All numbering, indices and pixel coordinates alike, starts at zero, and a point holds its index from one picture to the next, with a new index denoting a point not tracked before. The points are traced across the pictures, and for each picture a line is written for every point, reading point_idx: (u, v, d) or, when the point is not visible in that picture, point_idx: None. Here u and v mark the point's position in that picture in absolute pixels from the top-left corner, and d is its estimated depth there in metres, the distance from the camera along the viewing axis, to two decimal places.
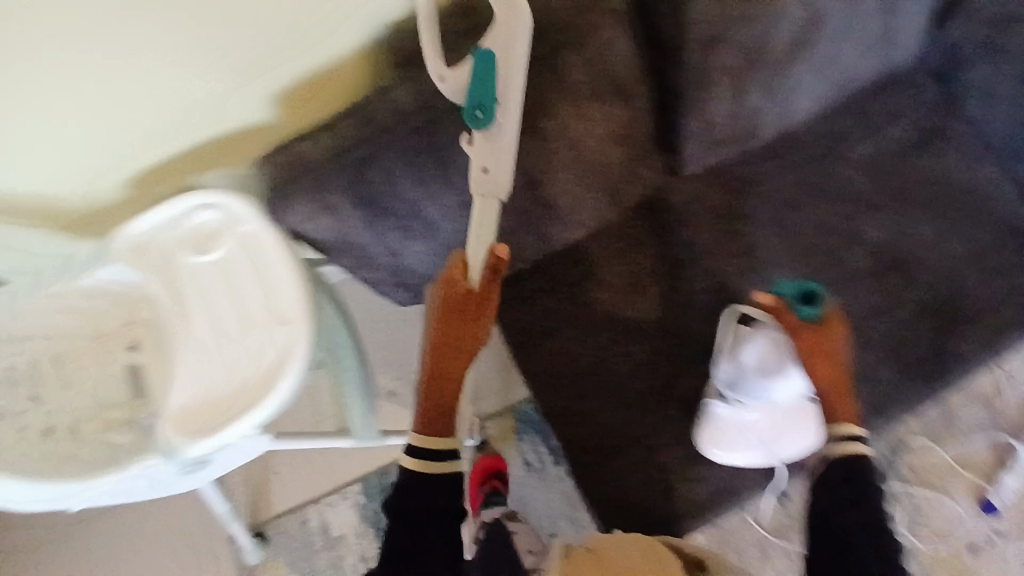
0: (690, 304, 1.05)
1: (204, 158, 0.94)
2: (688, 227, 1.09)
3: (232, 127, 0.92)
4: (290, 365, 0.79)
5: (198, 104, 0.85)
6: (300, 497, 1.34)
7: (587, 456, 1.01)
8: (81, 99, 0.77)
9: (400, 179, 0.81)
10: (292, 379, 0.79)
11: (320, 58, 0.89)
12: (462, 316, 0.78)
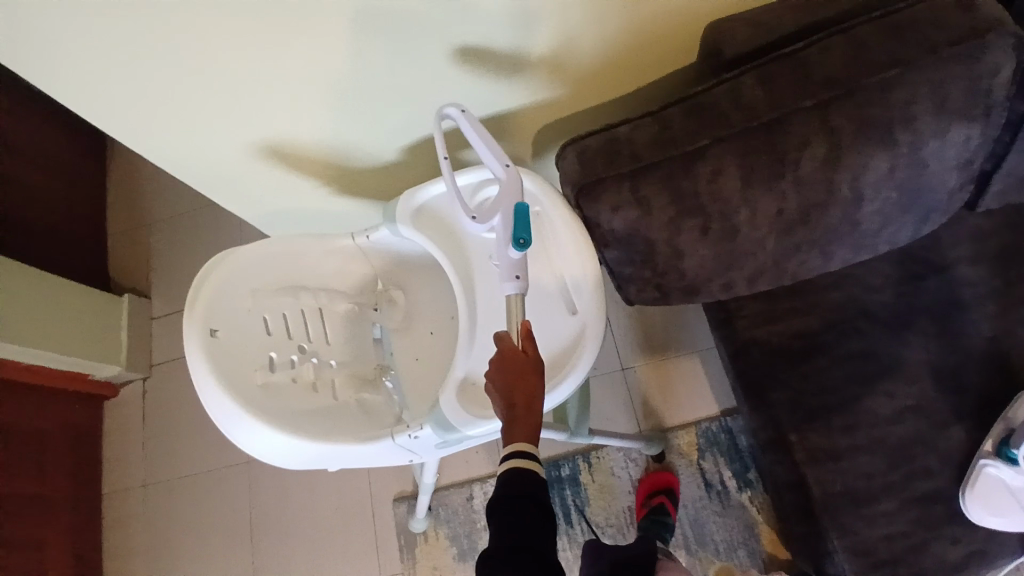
0: (967, 352, 0.92)
1: (499, 123, 0.94)
2: (972, 268, 0.96)
3: (539, 99, 0.91)
4: (581, 356, 0.75)
5: (515, 72, 0.84)
6: (465, 473, 1.33)
7: (825, 494, 0.90)
8: (423, 55, 0.75)
9: (727, 178, 0.74)
10: (584, 368, 0.75)
11: (651, 39, 0.85)
12: (516, 377, 0.68)
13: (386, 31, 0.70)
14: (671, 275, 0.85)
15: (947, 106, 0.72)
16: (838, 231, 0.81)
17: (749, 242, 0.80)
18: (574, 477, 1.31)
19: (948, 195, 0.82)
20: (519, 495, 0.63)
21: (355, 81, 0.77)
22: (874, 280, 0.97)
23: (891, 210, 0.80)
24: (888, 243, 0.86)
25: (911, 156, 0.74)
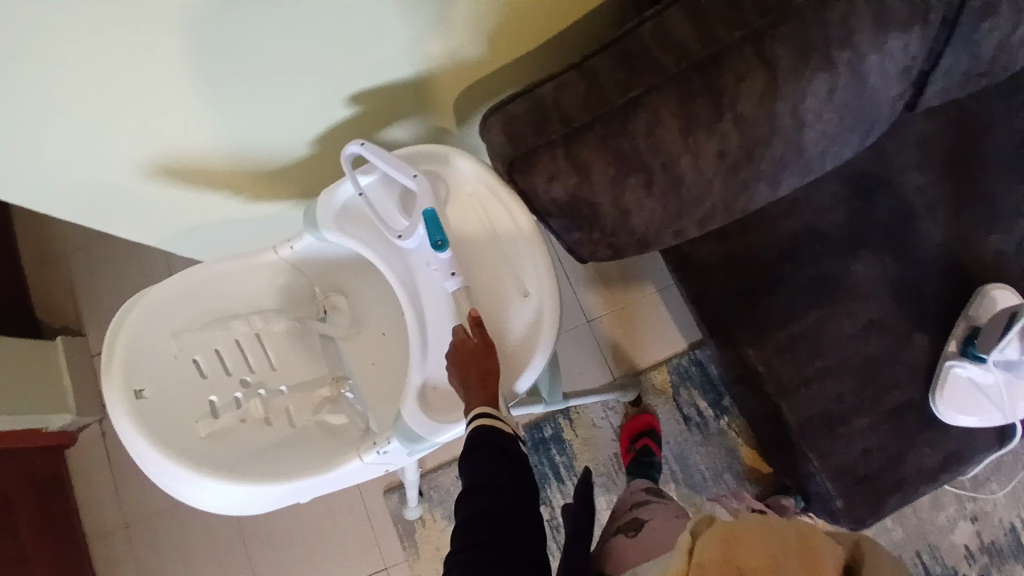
0: (918, 259, 0.92)
1: (412, 95, 0.86)
2: (916, 174, 0.95)
3: (452, 63, 0.83)
4: (540, 343, 0.71)
5: (423, 41, 0.76)
6: (450, 452, 1.31)
7: (803, 422, 0.90)
8: (317, 40, 0.67)
9: (666, 129, 0.69)
10: (545, 353, 0.71)
11: None
12: (469, 362, 0.67)
13: (269, 21, 0.61)
14: (621, 237, 0.79)
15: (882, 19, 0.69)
16: (785, 162, 0.77)
17: (698, 190, 0.76)
18: (559, 437, 1.31)
19: (892, 107, 0.79)
20: (491, 443, 0.63)
21: (243, 80, 0.68)
22: (824, 201, 0.95)
23: (839, 131, 0.77)
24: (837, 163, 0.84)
25: (851, 75, 0.70)
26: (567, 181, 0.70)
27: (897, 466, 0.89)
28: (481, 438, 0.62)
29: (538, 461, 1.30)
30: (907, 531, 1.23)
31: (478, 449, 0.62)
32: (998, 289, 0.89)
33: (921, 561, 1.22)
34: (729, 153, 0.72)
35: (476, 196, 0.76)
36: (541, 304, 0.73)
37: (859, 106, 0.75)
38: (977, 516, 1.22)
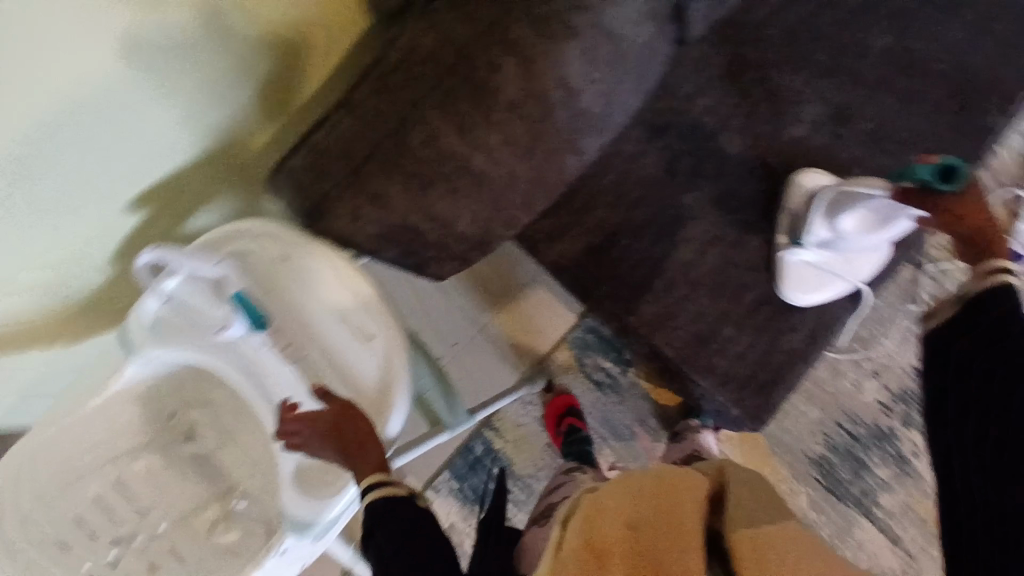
0: (729, 170, 0.99)
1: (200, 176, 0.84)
2: (704, 95, 1.01)
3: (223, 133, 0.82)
4: (396, 379, 0.69)
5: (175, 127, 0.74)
6: None
7: (681, 352, 0.94)
8: (55, 173, 0.65)
9: (443, 136, 0.69)
10: (405, 388, 0.69)
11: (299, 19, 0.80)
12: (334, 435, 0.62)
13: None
14: (451, 246, 0.78)
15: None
16: (578, 125, 0.78)
17: (505, 177, 0.74)
18: (491, 449, 1.30)
19: (650, 45, 0.84)
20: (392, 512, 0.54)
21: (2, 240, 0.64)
22: (632, 147, 1.00)
23: (610, 82, 0.80)
24: (623, 111, 0.88)
25: (594, 31, 0.74)
26: (366, 211, 0.70)
27: (772, 358, 0.94)
28: (383, 494, 0.55)
29: (479, 480, 1.28)
30: (822, 408, 1.25)
31: (377, 510, 0.54)
32: (804, 173, 0.96)
33: (844, 431, 1.24)
34: (514, 135, 0.73)
35: (286, 258, 0.74)
36: (388, 348, 0.71)
37: (618, 55, 0.78)
38: (878, 370, 1.25)
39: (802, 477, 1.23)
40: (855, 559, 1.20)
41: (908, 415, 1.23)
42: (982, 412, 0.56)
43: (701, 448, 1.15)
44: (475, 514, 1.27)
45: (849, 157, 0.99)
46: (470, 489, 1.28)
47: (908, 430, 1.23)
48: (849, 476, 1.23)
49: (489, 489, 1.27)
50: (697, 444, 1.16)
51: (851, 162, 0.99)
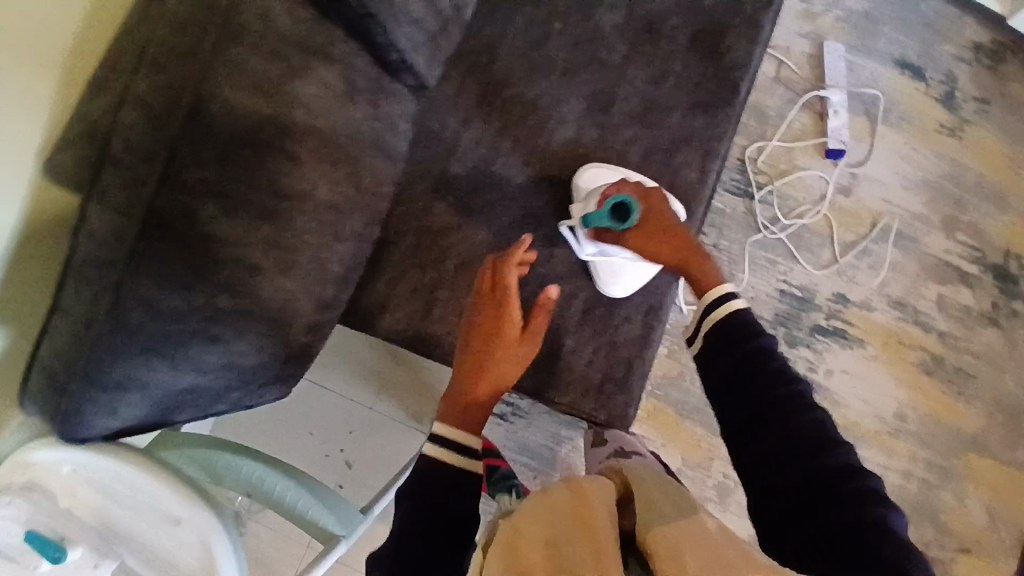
0: (515, 190, 0.99)
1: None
2: (467, 128, 1.01)
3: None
4: (215, 554, 0.69)
5: None
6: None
7: (529, 379, 0.95)
8: None
9: (167, 300, 0.67)
10: (227, 559, 0.69)
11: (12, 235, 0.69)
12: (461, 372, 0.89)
13: None
14: (244, 374, 0.80)
15: (272, 76, 0.69)
16: (324, 225, 0.80)
17: (265, 301, 0.76)
18: None
19: (373, 118, 0.83)
20: None
21: None
22: (419, 203, 0.99)
23: (342, 172, 0.80)
24: (380, 184, 0.88)
25: (293, 135, 0.72)
26: (139, 395, 0.69)
27: (617, 352, 0.95)
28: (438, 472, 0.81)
29: None
30: None
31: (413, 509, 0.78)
32: (583, 173, 0.98)
33: None
34: (254, 264, 0.73)
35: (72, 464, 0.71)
36: (198, 526, 0.69)
37: (337, 147, 0.77)
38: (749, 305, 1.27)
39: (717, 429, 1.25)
40: None
41: (792, 335, 1.26)
42: (763, 437, 0.67)
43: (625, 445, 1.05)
44: None
45: (621, 137, 1.01)
46: None
47: (797, 348, 1.25)
48: None
49: None
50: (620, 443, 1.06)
51: (625, 142, 1.01)
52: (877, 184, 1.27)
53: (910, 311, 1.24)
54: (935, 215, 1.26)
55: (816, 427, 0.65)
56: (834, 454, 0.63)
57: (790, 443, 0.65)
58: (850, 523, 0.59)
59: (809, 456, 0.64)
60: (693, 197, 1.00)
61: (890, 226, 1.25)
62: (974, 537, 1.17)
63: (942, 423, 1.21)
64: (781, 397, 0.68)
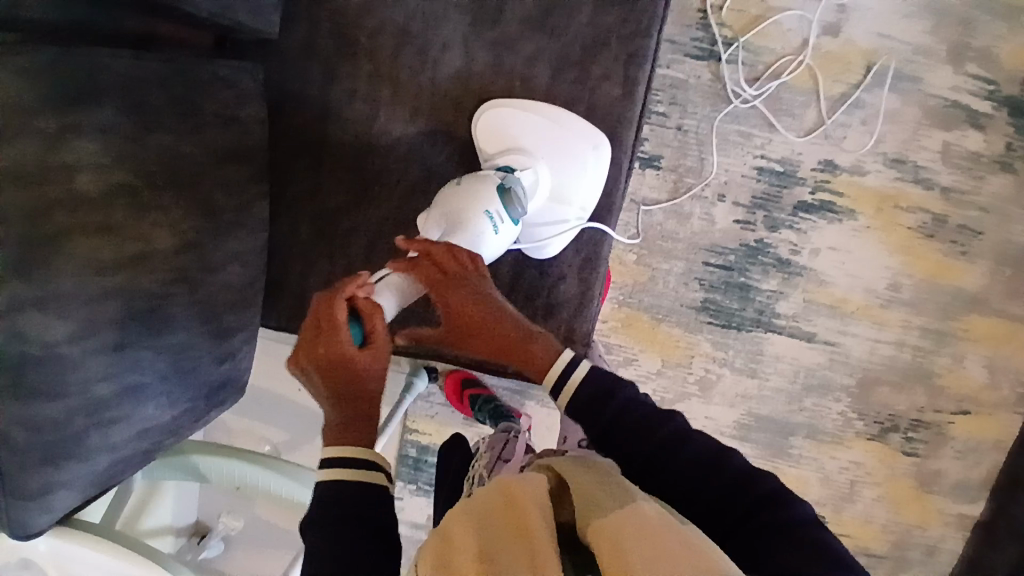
0: (408, 147, 0.85)
1: None
2: (336, 80, 0.84)
3: None
4: None
5: None
6: None
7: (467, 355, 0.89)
8: None
9: (41, 404, 0.63)
10: None
11: None
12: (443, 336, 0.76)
13: None
14: (167, 429, 0.79)
15: (40, 150, 0.58)
16: (188, 272, 0.72)
17: (154, 368, 0.72)
18: (426, 445, 1.27)
19: (198, 138, 0.71)
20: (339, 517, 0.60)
21: None
22: (303, 186, 0.86)
23: (183, 210, 0.70)
24: (240, 194, 0.77)
25: (94, 206, 0.62)
26: (64, 497, 0.69)
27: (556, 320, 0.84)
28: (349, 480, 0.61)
29: (429, 474, 1.27)
30: (683, 257, 1.14)
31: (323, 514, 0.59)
32: (479, 116, 0.82)
33: (714, 266, 1.14)
34: (119, 343, 0.67)
35: (54, 554, 0.74)
36: None
37: (159, 192, 0.68)
38: (722, 192, 1.12)
39: (695, 327, 1.16)
40: (776, 370, 1.16)
41: (772, 218, 1.12)
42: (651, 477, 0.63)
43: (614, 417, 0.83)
44: None
45: (522, 57, 0.82)
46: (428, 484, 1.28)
47: (779, 231, 1.12)
48: (738, 303, 1.15)
49: None
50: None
51: (527, 61, 0.82)
52: (866, 15, 1.08)
53: (910, 169, 1.09)
54: (937, 47, 1.07)
55: (684, 439, 0.63)
56: (709, 455, 0.61)
57: (669, 471, 0.62)
58: (752, 508, 0.57)
59: (696, 472, 0.60)
60: (618, 115, 0.81)
61: (887, 67, 1.08)
62: (972, 397, 1.12)
63: (941, 286, 1.10)
64: (646, 423, 0.65)
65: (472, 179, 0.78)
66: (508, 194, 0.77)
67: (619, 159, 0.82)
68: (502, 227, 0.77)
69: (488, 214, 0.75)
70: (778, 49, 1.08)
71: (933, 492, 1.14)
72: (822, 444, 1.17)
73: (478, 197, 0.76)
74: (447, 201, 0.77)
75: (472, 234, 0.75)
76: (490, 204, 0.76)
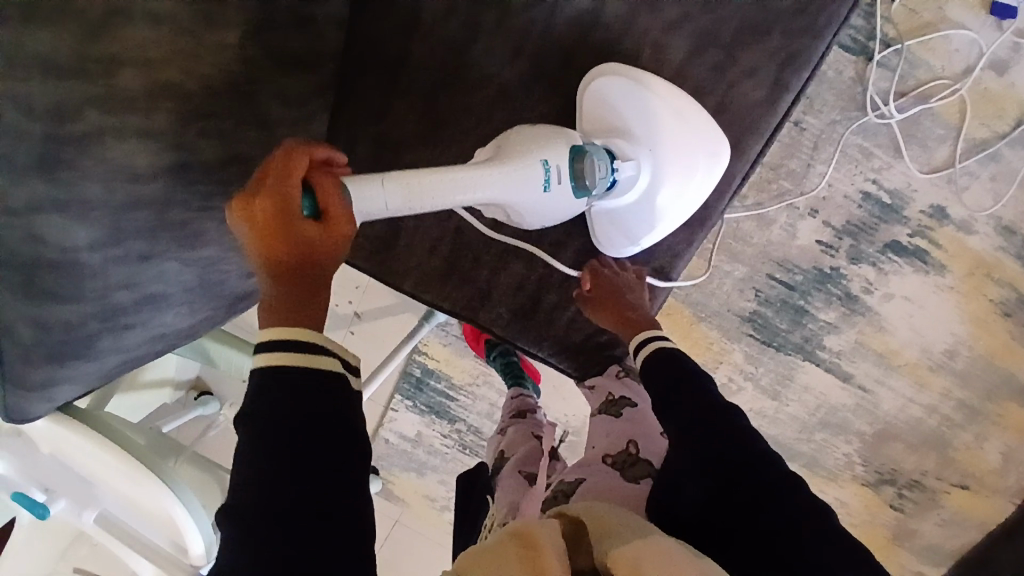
0: (499, 91, 0.73)
1: None
2: None
3: None
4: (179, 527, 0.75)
5: None
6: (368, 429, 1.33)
7: (503, 326, 0.82)
8: None
9: (53, 304, 0.57)
10: (193, 531, 0.76)
11: None
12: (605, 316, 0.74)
13: None
14: (183, 333, 0.74)
15: (81, 43, 0.50)
16: (231, 188, 0.64)
17: (179, 279, 0.66)
18: (430, 370, 1.25)
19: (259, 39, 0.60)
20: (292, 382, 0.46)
21: None
22: (371, 104, 0.75)
23: (232, 121, 0.61)
24: (299, 107, 0.69)
25: (134, 107, 0.54)
26: (67, 388, 0.65)
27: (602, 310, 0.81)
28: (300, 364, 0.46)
29: (428, 397, 1.27)
30: (748, 263, 1.05)
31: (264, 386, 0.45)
32: (587, 88, 0.70)
33: (777, 282, 1.05)
34: (146, 252, 0.61)
35: (53, 435, 0.73)
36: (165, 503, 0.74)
37: (208, 100, 0.59)
38: (815, 208, 1.00)
39: (734, 335, 1.10)
40: (799, 399, 1.11)
41: (857, 250, 1.01)
42: (700, 468, 0.58)
43: (642, 441, 0.70)
44: (439, 422, 1.28)
45: (662, 21, 0.68)
46: (425, 404, 1.28)
47: (858, 265, 1.02)
48: (788, 325, 1.08)
49: (440, 401, 1.27)
50: (636, 431, 0.72)
51: (665, 27, 0.68)
52: None
53: (1018, 243, 0.97)
54: None
55: (743, 436, 0.59)
56: (763, 459, 0.57)
57: (721, 463, 0.57)
58: (778, 493, 0.55)
59: (747, 475, 0.56)
60: (746, 121, 0.69)
61: None
62: (976, 476, 1.08)
63: (997, 367, 1.02)
64: (708, 412, 0.61)
65: (549, 128, 0.66)
66: (582, 157, 0.65)
67: (732, 173, 0.72)
68: (557, 186, 0.64)
69: (544, 164, 0.63)
70: (937, 69, 0.94)
71: (902, 546, 1.15)
72: (816, 477, 1.15)
73: (547, 142, 0.64)
74: (510, 137, 0.64)
75: (521, 173, 0.61)
76: (555, 155, 0.64)
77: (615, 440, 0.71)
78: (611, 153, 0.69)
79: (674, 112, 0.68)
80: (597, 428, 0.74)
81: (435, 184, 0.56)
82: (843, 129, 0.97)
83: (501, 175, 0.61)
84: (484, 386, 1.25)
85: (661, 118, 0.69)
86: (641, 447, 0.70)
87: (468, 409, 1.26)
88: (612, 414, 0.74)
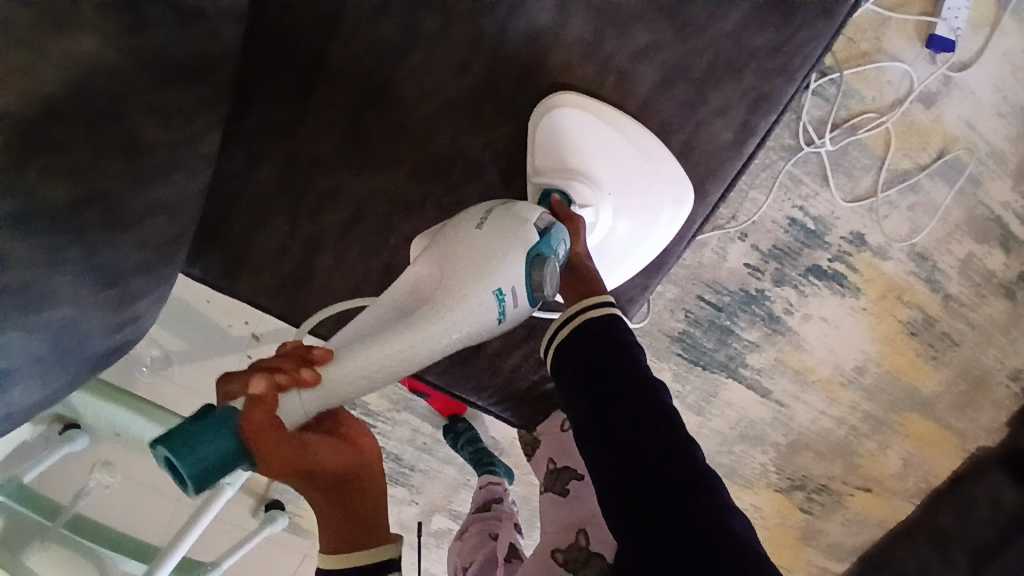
0: (443, 114, 0.64)
1: None
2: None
3: None
4: None
5: None
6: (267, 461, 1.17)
7: (437, 371, 0.74)
8: None
9: None
10: None
11: None
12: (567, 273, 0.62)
13: None
14: (27, 411, 0.58)
15: None
16: (86, 231, 0.51)
17: (26, 351, 0.51)
18: None
19: (124, 45, 0.46)
20: None
21: None
22: (280, 117, 0.63)
23: (86, 150, 0.47)
24: (183, 128, 0.54)
25: None
26: None
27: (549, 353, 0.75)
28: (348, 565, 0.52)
29: None
30: (680, 283, 1.03)
31: None
32: (540, 123, 0.63)
33: (706, 302, 1.05)
34: None
35: None
36: None
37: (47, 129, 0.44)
38: (746, 232, 1.00)
39: (662, 355, 1.08)
40: (721, 413, 1.12)
41: (782, 273, 1.03)
42: (609, 454, 0.52)
43: (591, 530, 0.66)
44: None
45: (629, 49, 0.62)
46: None
47: (782, 287, 1.03)
48: (713, 344, 1.07)
49: None
50: (586, 518, 0.67)
51: (633, 59, 0.62)
52: (968, 97, 0.97)
53: (928, 267, 1.03)
54: (1013, 157, 1.00)
55: (666, 416, 0.53)
56: (673, 457, 0.50)
57: (645, 472, 0.50)
58: (683, 498, 0.48)
59: (662, 467, 0.50)
60: (707, 163, 0.67)
61: (956, 160, 0.99)
62: (877, 479, 1.16)
63: (902, 381, 1.09)
64: (634, 386, 0.54)
65: (501, 228, 0.55)
66: (541, 264, 0.55)
67: (692, 217, 0.69)
68: (515, 310, 0.55)
69: (497, 295, 0.53)
70: (868, 100, 0.96)
71: (809, 544, 1.22)
72: (733, 486, 1.18)
73: (498, 266, 0.53)
74: (456, 252, 0.54)
75: (468, 309, 0.52)
76: (509, 278, 0.54)
77: (563, 532, 0.67)
78: (568, 197, 0.64)
79: (638, 148, 0.64)
80: (548, 514, 0.71)
81: (360, 372, 0.50)
82: (779, 158, 0.97)
83: (451, 319, 0.52)
84: (406, 412, 1.13)
85: (625, 153, 0.65)
86: (591, 538, 0.65)
87: (389, 438, 1.15)
88: (560, 494, 0.72)
